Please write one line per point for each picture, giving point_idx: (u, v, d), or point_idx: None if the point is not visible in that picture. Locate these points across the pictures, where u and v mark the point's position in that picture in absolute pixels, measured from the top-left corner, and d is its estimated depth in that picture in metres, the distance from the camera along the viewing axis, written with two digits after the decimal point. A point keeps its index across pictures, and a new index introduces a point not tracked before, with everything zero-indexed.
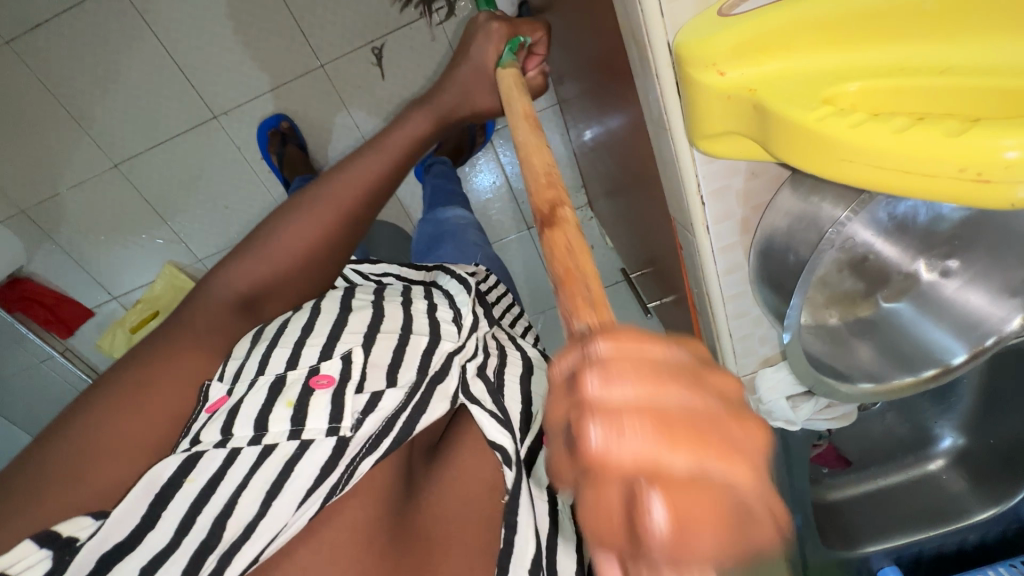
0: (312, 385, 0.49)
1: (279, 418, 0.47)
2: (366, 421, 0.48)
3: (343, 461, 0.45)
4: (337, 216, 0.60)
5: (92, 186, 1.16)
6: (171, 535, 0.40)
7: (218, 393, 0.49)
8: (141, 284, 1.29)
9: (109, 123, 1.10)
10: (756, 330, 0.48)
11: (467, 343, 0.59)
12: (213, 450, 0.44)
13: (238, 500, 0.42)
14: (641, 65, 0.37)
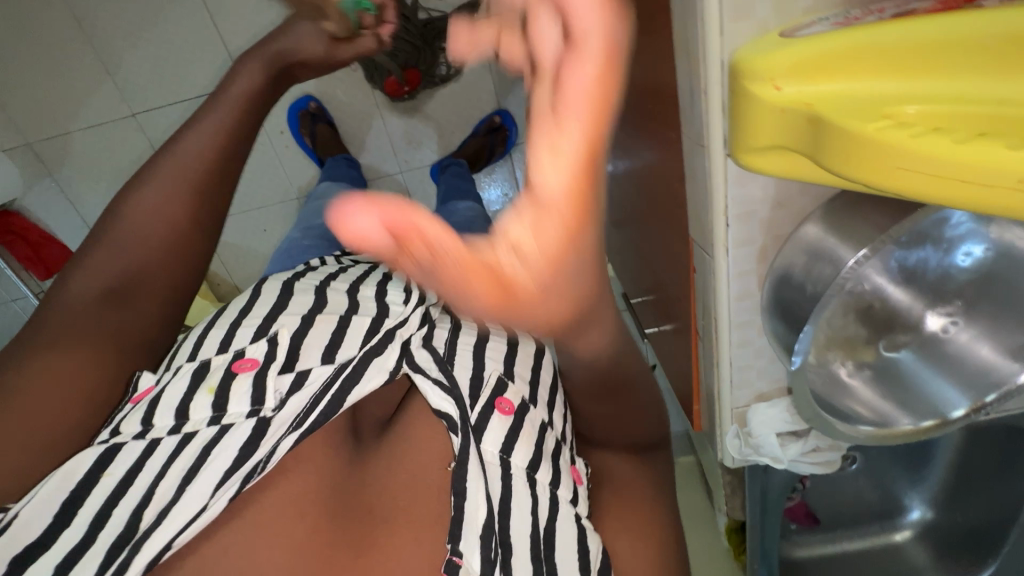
0: (234, 369, 0.52)
1: (200, 405, 0.50)
2: (290, 401, 0.51)
3: (265, 443, 0.47)
4: (193, 188, 0.58)
5: (103, 130, 1.14)
6: (86, 529, 0.43)
7: (143, 383, 0.52)
8: None
9: (135, 70, 1.10)
10: (756, 362, 0.49)
11: (411, 318, 0.60)
12: (132, 443, 0.48)
13: (157, 487, 0.45)
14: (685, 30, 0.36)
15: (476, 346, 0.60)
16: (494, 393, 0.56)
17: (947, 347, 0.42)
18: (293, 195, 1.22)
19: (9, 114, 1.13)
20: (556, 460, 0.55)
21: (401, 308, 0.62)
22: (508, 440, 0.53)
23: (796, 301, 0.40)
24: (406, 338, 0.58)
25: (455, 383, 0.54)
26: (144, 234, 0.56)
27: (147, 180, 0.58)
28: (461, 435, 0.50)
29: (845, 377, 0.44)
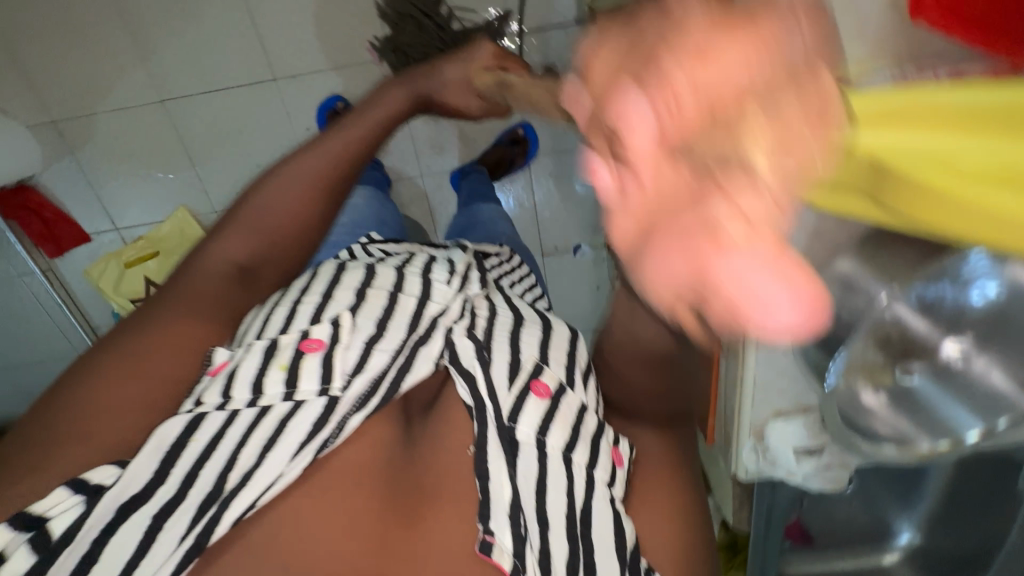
0: (302, 349, 0.57)
1: (274, 381, 0.55)
2: (354, 381, 0.55)
3: (333, 419, 0.53)
4: (319, 186, 0.66)
5: (131, 114, 1.16)
6: (179, 486, 0.49)
7: (218, 358, 0.56)
8: (147, 222, 1.28)
9: (169, 59, 1.11)
10: (778, 379, 0.52)
11: (455, 305, 0.64)
12: (215, 412, 0.52)
13: (238, 455, 0.50)
14: None
15: (512, 330, 0.63)
16: (532, 378, 0.58)
17: (971, 377, 0.45)
18: None
19: (37, 92, 1.13)
20: (596, 440, 0.57)
21: (445, 292, 0.66)
22: (546, 424, 0.56)
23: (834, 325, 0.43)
24: (451, 324, 0.61)
25: (490, 367, 0.57)
26: (275, 225, 0.65)
27: (276, 172, 0.66)
28: (498, 424, 0.54)
29: (866, 399, 0.48)
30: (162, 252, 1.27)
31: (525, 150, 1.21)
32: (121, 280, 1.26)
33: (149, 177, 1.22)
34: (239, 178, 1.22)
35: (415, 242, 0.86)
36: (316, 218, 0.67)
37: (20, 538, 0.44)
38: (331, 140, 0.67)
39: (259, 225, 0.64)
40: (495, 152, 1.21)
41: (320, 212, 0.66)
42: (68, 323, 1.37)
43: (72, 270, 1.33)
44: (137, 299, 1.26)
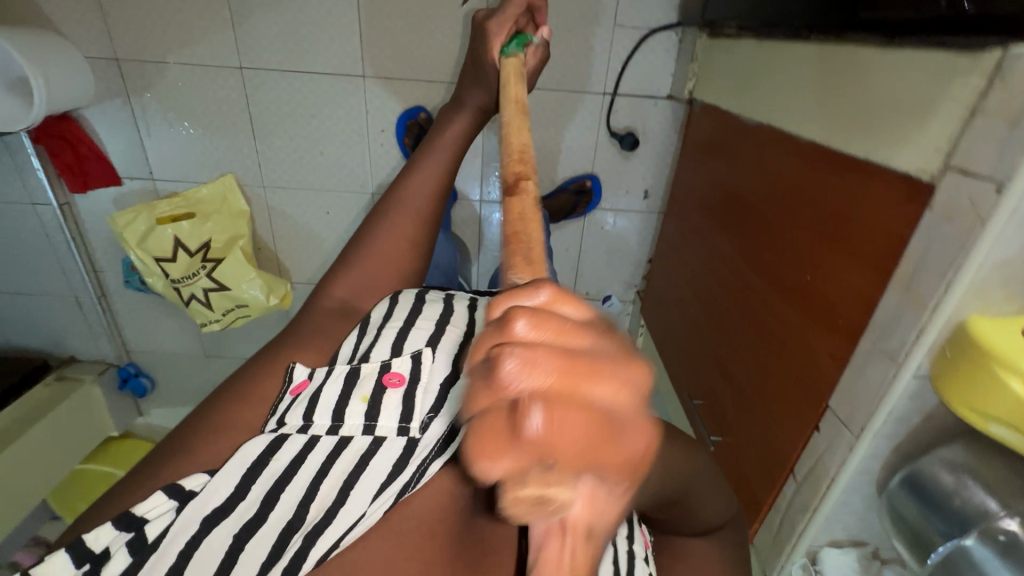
0: (385, 381, 0.64)
1: (354, 412, 0.62)
2: (432, 424, 0.61)
3: (412, 462, 0.58)
4: (415, 219, 0.77)
5: (203, 73, 1.11)
6: (260, 505, 0.55)
7: (299, 377, 0.65)
8: (186, 179, 1.23)
9: (261, 30, 1.08)
10: (844, 518, 0.59)
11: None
12: (297, 435, 0.60)
13: (320, 486, 0.57)
14: (895, 307, 0.47)
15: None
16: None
17: None
18: (368, 190, 1.23)
19: (108, 27, 1.07)
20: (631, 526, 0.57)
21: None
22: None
23: (936, 491, 0.50)
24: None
25: None
26: (363, 267, 0.75)
27: (376, 223, 0.77)
28: None
29: None
30: (198, 213, 1.21)
31: (586, 202, 1.24)
32: (149, 235, 1.19)
33: (205, 140, 1.18)
34: (300, 163, 1.21)
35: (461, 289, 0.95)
36: (410, 254, 0.77)
37: (123, 539, 0.51)
38: (420, 177, 0.78)
39: (348, 271, 0.75)
40: (556, 197, 1.21)
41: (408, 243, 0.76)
42: (72, 261, 1.30)
43: (91, 209, 1.26)
44: (164, 258, 1.20)
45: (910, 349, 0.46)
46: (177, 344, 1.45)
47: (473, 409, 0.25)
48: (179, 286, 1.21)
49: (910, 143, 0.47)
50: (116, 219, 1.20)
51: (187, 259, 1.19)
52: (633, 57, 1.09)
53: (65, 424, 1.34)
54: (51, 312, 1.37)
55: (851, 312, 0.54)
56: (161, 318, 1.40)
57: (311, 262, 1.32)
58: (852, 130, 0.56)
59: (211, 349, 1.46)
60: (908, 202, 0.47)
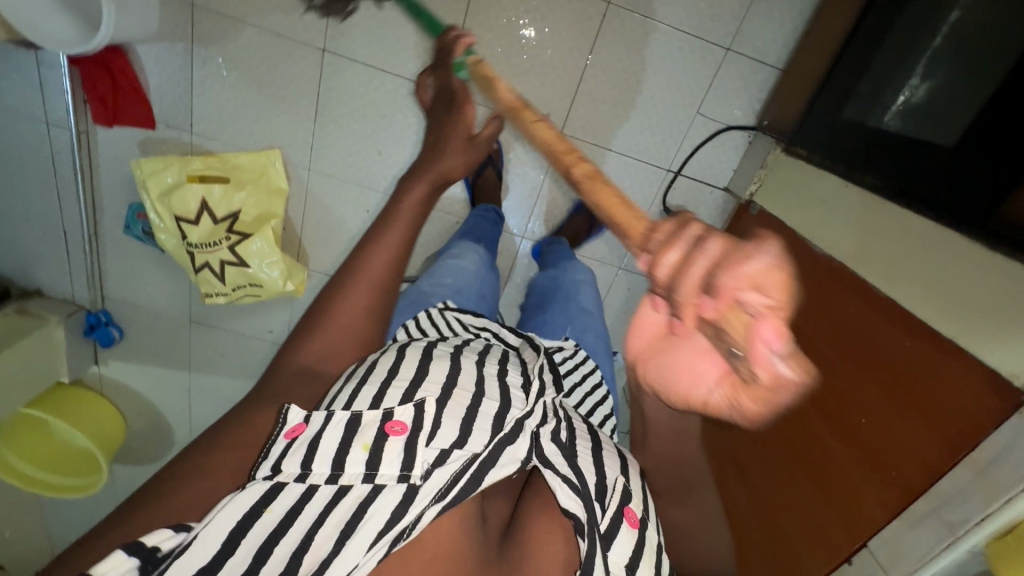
0: (387, 429, 0.49)
1: (354, 461, 0.47)
2: (435, 471, 0.48)
3: (409, 511, 0.45)
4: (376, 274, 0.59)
5: (284, 45, 1.06)
6: (250, 563, 0.41)
7: (295, 418, 0.49)
8: (228, 142, 1.16)
9: (356, 20, 1.04)
10: None
11: (536, 409, 0.57)
12: (293, 485, 0.45)
13: (314, 538, 0.43)
14: (960, 487, 0.59)
15: (593, 449, 0.59)
16: (622, 501, 0.54)
17: None
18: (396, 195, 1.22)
19: None
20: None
21: (523, 398, 0.58)
22: (609, 534, 0.52)
23: None
24: (534, 431, 0.55)
25: (585, 479, 0.53)
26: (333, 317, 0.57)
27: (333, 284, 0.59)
28: (587, 541, 0.49)
29: None
30: (234, 179, 1.15)
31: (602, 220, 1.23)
32: (174, 192, 1.12)
33: (261, 109, 1.13)
34: (354, 158, 1.18)
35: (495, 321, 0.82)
36: (372, 312, 0.58)
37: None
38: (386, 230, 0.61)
39: (335, 293, 0.58)
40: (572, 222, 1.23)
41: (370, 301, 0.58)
42: (73, 192, 1.18)
43: (112, 144, 1.16)
44: (185, 218, 1.11)
45: (971, 526, 0.58)
46: (163, 301, 1.36)
47: (700, 277, 0.33)
48: (195, 251, 1.13)
49: (1000, 346, 0.59)
50: (141, 167, 1.12)
51: (213, 228, 1.12)
52: (704, 145, 1.14)
53: (15, 365, 1.18)
54: (30, 238, 1.24)
55: (904, 467, 0.65)
56: (154, 272, 1.31)
57: (336, 257, 1.28)
58: (936, 307, 0.68)
59: (198, 314, 1.37)
60: (993, 396, 0.58)
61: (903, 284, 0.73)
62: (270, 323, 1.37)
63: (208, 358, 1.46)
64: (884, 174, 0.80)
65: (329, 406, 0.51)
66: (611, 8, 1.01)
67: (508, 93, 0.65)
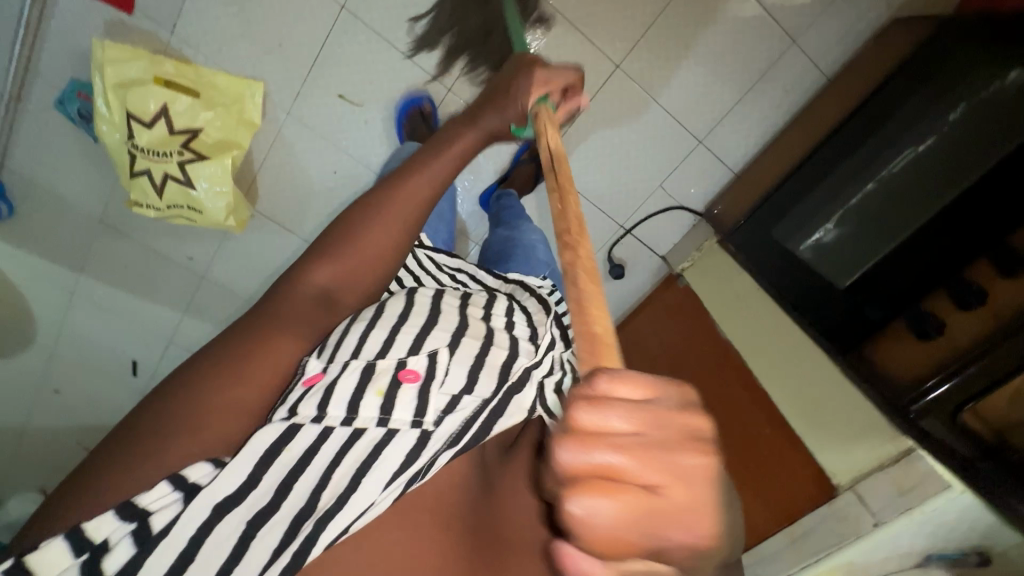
0: (402, 377, 0.66)
1: (369, 405, 0.63)
2: (446, 420, 0.64)
3: (426, 453, 0.61)
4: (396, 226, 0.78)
5: None
6: (272, 495, 0.56)
7: (313, 369, 0.65)
8: (210, 59, 1.10)
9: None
10: None
11: (543, 361, 0.72)
12: (310, 425, 0.60)
13: (335, 473, 0.58)
14: (776, 548, 0.86)
15: None
16: None
17: None
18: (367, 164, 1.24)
19: None
20: None
21: (531, 351, 0.74)
22: None
23: None
24: (541, 380, 0.70)
25: None
26: (347, 258, 0.75)
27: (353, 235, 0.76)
28: None
29: None
30: (204, 94, 1.08)
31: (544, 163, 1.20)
32: (132, 87, 1.03)
33: (259, 41, 1.09)
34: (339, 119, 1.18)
35: (463, 262, 0.94)
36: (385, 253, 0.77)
37: (126, 529, 0.50)
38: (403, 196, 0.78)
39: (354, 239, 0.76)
40: (517, 172, 1.28)
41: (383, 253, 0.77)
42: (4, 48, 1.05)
43: (71, 13, 1.04)
44: (138, 119, 1.03)
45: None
46: (76, 193, 1.24)
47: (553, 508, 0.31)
48: (138, 155, 1.05)
49: (832, 453, 0.83)
50: (102, 49, 1.02)
51: (165, 137, 1.05)
52: (656, 216, 1.29)
53: None
54: None
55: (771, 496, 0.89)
56: (76, 160, 1.20)
57: (294, 208, 1.27)
58: (789, 387, 0.92)
59: (112, 218, 1.27)
60: (812, 482, 0.84)
61: (784, 378, 0.94)
62: (192, 249, 1.31)
63: (107, 268, 1.34)
64: (804, 285, 0.95)
65: (338, 354, 0.68)
66: (618, 73, 1.11)
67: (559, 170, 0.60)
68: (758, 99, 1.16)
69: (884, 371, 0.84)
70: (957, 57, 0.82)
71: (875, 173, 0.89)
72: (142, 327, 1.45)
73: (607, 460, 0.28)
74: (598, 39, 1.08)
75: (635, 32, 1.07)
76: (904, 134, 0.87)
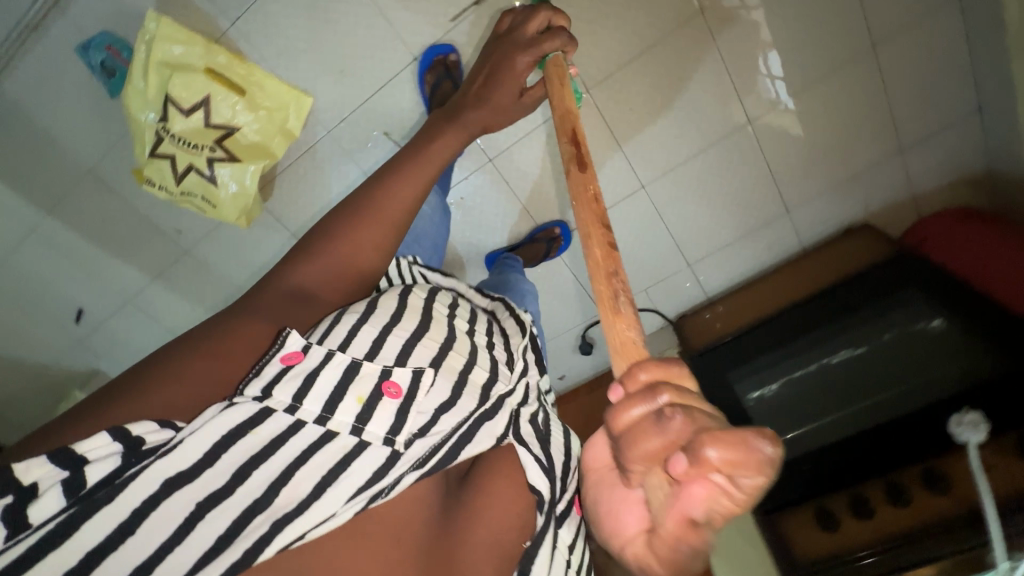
0: (384, 389, 0.60)
1: (347, 409, 0.57)
2: (416, 441, 0.59)
3: (391, 471, 0.55)
4: (381, 217, 0.74)
5: (381, 32, 1.05)
6: (228, 478, 0.49)
7: (292, 346, 0.60)
8: (263, 61, 1.07)
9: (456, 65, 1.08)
10: None
11: (516, 389, 0.74)
12: (283, 413, 0.54)
13: (297, 471, 0.51)
14: None
15: (564, 433, 0.80)
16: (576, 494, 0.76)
17: None
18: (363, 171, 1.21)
19: None
20: None
21: (507, 377, 0.75)
22: (563, 514, 0.73)
23: None
24: (516, 408, 0.71)
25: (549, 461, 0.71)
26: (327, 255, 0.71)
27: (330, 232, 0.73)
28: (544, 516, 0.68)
29: None
30: (249, 95, 1.06)
31: (556, 246, 1.36)
32: (178, 70, 1.00)
33: (321, 60, 1.08)
34: (374, 149, 1.18)
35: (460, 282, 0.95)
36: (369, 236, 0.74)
37: (58, 478, 0.44)
38: (400, 188, 0.76)
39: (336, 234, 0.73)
40: (527, 247, 1.35)
41: (361, 240, 0.73)
42: None
43: None
44: (175, 104, 1.00)
45: None
46: (70, 137, 1.14)
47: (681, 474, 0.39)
48: (166, 139, 1.02)
49: None
50: (156, 22, 0.97)
51: (198, 128, 1.03)
52: None
53: None
54: None
55: None
56: (81, 106, 1.11)
57: (302, 216, 1.26)
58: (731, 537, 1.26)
59: (105, 171, 1.19)
60: None
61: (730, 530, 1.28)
62: (183, 224, 1.27)
63: (81, 216, 1.26)
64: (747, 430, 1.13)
65: (325, 342, 0.63)
66: (641, 193, 1.25)
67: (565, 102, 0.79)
68: (747, 248, 1.34)
69: (787, 535, 1.07)
70: (885, 299, 1.10)
71: (817, 358, 1.12)
72: (103, 279, 1.37)
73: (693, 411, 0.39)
74: (635, 160, 1.20)
75: (664, 165, 1.21)
76: (832, 335, 1.13)
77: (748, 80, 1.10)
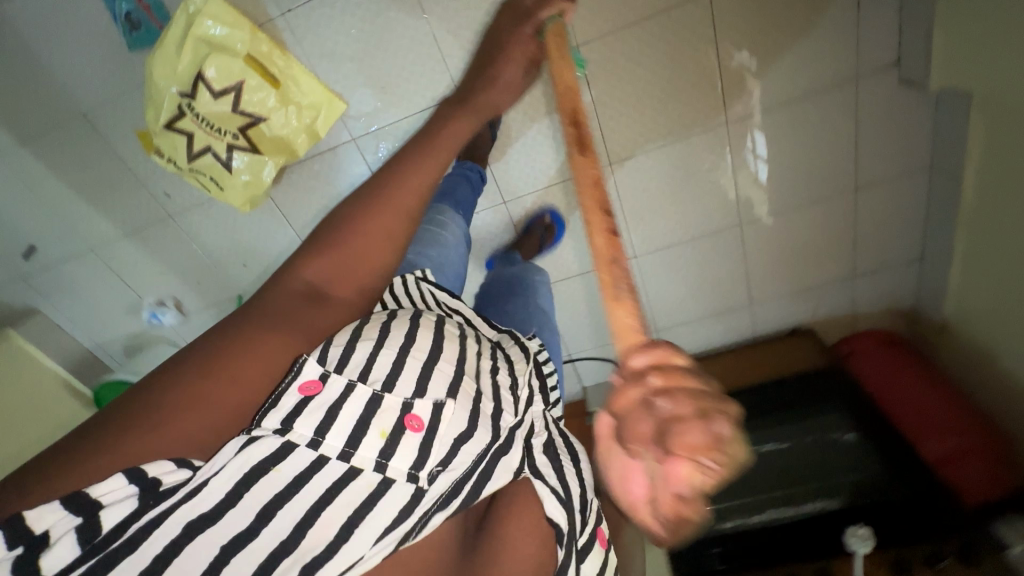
0: (405, 423, 0.53)
1: (371, 444, 0.50)
2: (439, 477, 0.52)
3: (417, 510, 0.50)
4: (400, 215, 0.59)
5: (427, 58, 1.05)
6: (250, 521, 0.43)
7: (311, 372, 0.51)
8: (301, 52, 1.04)
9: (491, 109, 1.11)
10: None
11: (523, 420, 0.64)
12: (306, 450, 0.47)
13: (322, 513, 0.45)
14: None
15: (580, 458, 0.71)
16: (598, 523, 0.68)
17: None
18: None
19: None
20: None
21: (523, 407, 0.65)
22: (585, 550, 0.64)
23: None
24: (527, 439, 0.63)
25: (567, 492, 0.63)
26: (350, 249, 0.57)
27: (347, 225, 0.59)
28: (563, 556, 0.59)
29: None
30: (283, 89, 1.03)
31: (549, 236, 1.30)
32: (217, 49, 0.96)
33: (361, 66, 1.06)
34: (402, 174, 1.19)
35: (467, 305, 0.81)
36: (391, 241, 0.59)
37: (72, 524, 0.37)
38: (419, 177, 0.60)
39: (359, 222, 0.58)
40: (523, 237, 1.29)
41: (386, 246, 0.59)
42: None
43: None
44: (207, 83, 0.97)
45: None
46: (71, 75, 1.06)
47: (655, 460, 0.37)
48: (189, 116, 1.00)
49: None
50: None
51: (224, 109, 1.00)
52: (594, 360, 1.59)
53: None
54: None
55: None
56: (88, 49, 1.03)
57: (304, 214, 1.24)
58: None
59: (101, 119, 1.12)
60: None
61: None
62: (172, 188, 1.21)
63: (61, 156, 1.17)
64: None
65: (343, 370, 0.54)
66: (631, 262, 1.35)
67: (567, 80, 0.69)
68: (706, 327, 1.49)
69: None
70: (807, 410, 1.26)
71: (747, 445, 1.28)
72: (70, 224, 1.28)
73: (669, 392, 0.36)
74: (632, 234, 1.31)
75: (655, 242, 1.31)
76: (760, 429, 1.29)
77: (748, 184, 1.21)
